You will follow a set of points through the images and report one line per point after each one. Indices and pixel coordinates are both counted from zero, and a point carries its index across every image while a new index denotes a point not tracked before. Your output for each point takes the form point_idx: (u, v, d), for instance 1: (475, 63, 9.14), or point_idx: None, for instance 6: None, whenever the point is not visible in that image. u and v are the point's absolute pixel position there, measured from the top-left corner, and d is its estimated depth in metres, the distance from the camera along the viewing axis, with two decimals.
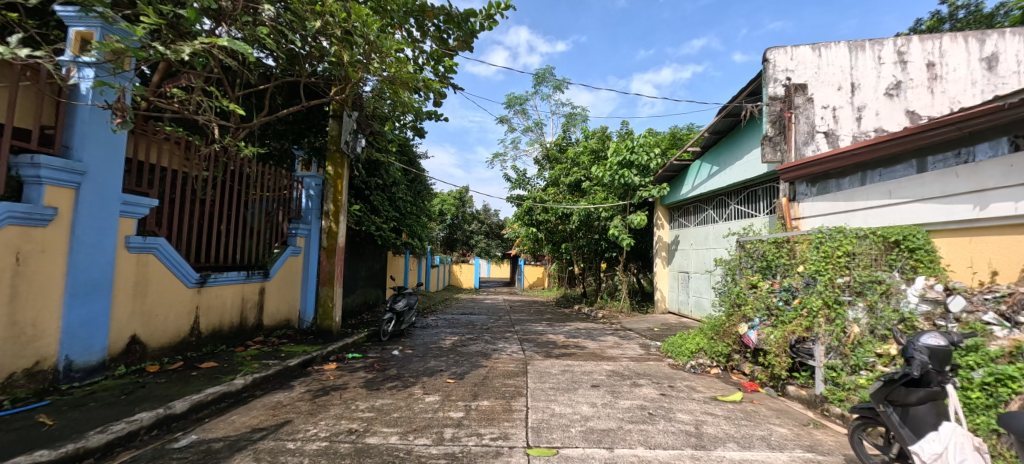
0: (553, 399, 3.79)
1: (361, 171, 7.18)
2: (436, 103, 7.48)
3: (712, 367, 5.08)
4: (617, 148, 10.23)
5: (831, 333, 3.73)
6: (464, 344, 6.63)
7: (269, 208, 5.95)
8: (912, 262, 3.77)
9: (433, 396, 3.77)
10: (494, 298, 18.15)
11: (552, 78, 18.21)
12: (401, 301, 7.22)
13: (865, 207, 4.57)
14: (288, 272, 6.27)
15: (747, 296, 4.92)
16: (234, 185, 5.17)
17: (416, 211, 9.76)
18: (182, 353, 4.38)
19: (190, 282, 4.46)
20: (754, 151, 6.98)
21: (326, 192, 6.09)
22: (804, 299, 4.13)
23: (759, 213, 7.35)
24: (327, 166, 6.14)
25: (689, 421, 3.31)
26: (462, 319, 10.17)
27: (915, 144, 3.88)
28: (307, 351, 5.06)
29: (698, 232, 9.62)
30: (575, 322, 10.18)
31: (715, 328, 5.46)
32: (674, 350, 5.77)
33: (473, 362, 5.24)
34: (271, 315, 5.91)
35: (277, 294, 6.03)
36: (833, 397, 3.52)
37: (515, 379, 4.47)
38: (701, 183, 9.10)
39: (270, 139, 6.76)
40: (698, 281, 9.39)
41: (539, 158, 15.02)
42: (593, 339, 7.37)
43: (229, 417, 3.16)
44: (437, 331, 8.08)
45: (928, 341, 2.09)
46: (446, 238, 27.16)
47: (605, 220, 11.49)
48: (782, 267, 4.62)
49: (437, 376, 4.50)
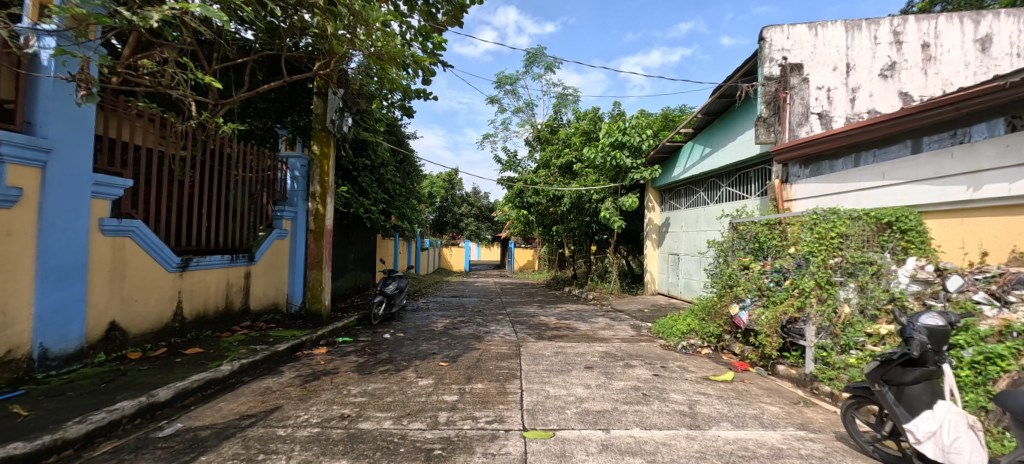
0: (548, 381, 3.78)
1: (349, 150, 6.92)
2: (425, 81, 7.27)
3: (702, 348, 5.11)
4: (608, 130, 10.13)
5: (822, 313, 3.75)
6: (456, 326, 6.60)
7: (252, 189, 5.74)
8: (903, 244, 3.80)
9: (426, 379, 3.72)
10: (484, 280, 18.17)
11: (544, 58, 17.88)
12: (392, 285, 7.14)
13: (858, 188, 4.57)
14: (274, 256, 6.10)
15: (739, 277, 5.00)
16: (215, 165, 4.97)
17: (405, 194, 9.57)
18: (165, 340, 4.26)
19: (171, 266, 4.31)
20: (747, 132, 6.94)
21: (312, 175, 5.78)
22: (796, 281, 4.15)
23: (751, 195, 7.39)
24: (312, 145, 5.83)
25: (683, 401, 3.32)
26: (452, 302, 10.12)
27: (912, 124, 3.85)
28: (296, 336, 4.97)
29: (689, 214, 9.64)
30: (566, 304, 10.22)
31: (706, 309, 5.49)
32: (665, 332, 5.82)
33: (466, 345, 5.21)
34: (258, 299, 5.77)
35: (263, 278, 5.87)
36: (823, 376, 3.58)
37: (508, 361, 4.44)
38: (693, 165, 9.08)
39: (252, 117, 6.58)
40: (688, 262, 9.47)
41: (530, 139, 14.83)
42: (585, 321, 7.41)
43: (216, 404, 3.07)
44: (428, 314, 8.03)
45: (928, 321, 2.09)
46: (436, 221, 26.99)
47: (597, 202, 11.46)
48: (778, 247, 4.68)
49: (430, 359, 4.45)
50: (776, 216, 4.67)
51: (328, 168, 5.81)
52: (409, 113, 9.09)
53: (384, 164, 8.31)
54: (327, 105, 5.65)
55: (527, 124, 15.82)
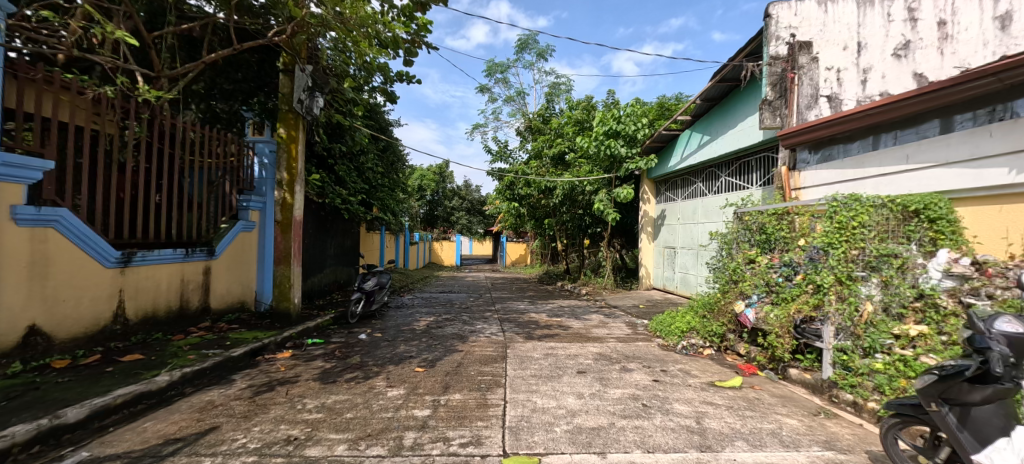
0: (535, 390, 3.34)
1: (324, 136, 6.38)
2: (406, 62, 6.76)
3: (704, 348, 4.71)
4: (602, 118, 9.68)
5: (842, 312, 3.35)
6: (439, 325, 6.14)
7: (213, 177, 5.22)
8: (931, 234, 3.39)
9: (397, 389, 3.26)
10: (475, 276, 17.71)
11: (536, 45, 17.34)
12: (371, 280, 6.64)
13: (877, 174, 4.17)
14: (239, 250, 5.59)
15: (744, 272, 4.61)
16: (165, 148, 4.45)
17: (389, 185, 9.05)
18: (103, 345, 3.76)
19: (110, 262, 3.79)
20: (751, 117, 6.53)
21: (278, 160, 5.21)
22: (810, 276, 3.75)
23: (752, 184, 7.03)
24: (278, 128, 5.24)
25: (689, 414, 2.91)
26: (439, 298, 9.64)
27: (942, 100, 3.45)
28: (258, 338, 4.48)
29: (686, 206, 9.25)
30: (558, 300, 9.79)
31: (708, 306, 5.09)
32: (663, 330, 5.43)
33: (447, 347, 4.76)
34: (220, 296, 5.26)
35: (225, 275, 5.35)
36: (844, 383, 3.19)
37: (492, 366, 4.00)
38: (691, 155, 8.69)
39: (216, 99, 6.21)
40: (685, 256, 9.09)
41: (521, 130, 14.33)
42: (578, 319, 6.99)
43: (140, 424, 2.59)
44: (412, 312, 7.55)
45: (1004, 328, 1.70)
46: (426, 215, 26.47)
47: (590, 194, 11.03)
48: (788, 239, 4.28)
49: (405, 364, 3.99)
50: (786, 205, 4.27)
51: (295, 153, 5.23)
52: (391, 98, 8.56)
53: (365, 152, 7.78)
54: (294, 83, 5.05)
55: (518, 113, 15.30)
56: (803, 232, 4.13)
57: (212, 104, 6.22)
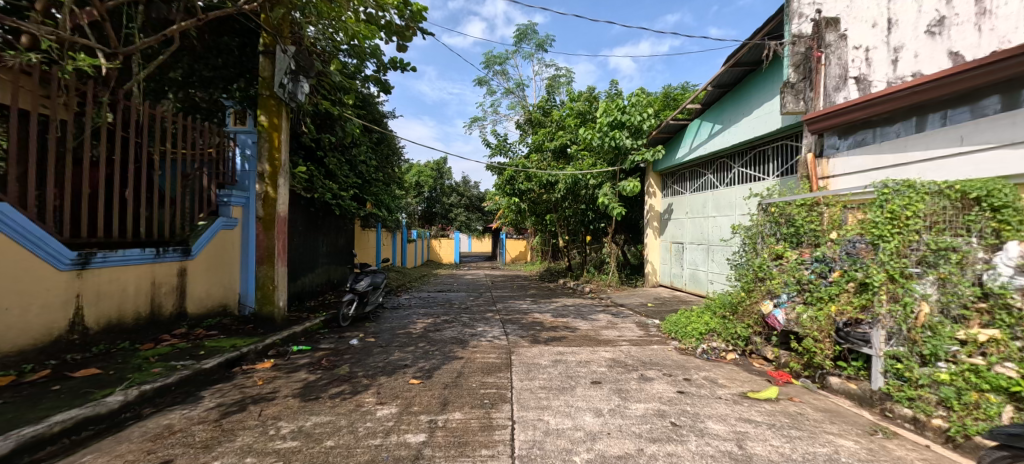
0: (546, 406, 2.92)
1: (312, 127, 5.95)
2: (400, 46, 6.33)
3: (728, 352, 4.30)
4: (607, 108, 9.25)
5: (894, 314, 2.95)
6: (437, 328, 5.72)
7: (188, 169, 4.78)
8: (994, 225, 2.83)
9: (388, 407, 2.83)
10: (474, 273, 17.29)
11: (535, 36, 16.87)
12: (364, 281, 6.19)
13: (922, 158, 3.73)
14: (220, 249, 5.16)
15: (770, 269, 4.22)
16: (130, 137, 4.01)
17: (383, 180, 8.61)
18: (56, 357, 3.35)
19: (63, 264, 3.37)
20: (771, 102, 6.12)
21: (260, 151, 4.75)
22: (850, 271, 3.43)
23: (769, 175, 6.66)
24: (259, 116, 4.78)
25: (728, 436, 2.49)
26: (437, 298, 9.22)
27: (1002, 73, 3.02)
28: (237, 347, 4.05)
29: (694, 199, 8.84)
30: (562, 299, 9.37)
31: (730, 306, 4.68)
32: (679, 332, 5.03)
33: (446, 353, 4.34)
34: (198, 300, 4.84)
35: (204, 276, 4.92)
36: (900, 395, 2.81)
37: (496, 376, 3.57)
38: (701, 145, 8.28)
39: (195, 87, 5.79)
40: (694, 252, 8.70)
41: (521, 123, 13.87)
42: (585, 319, 6.57)
43: (77, 459, 2.16)
44: (408, 313, 7.13)
45: None
46: (424, 212, 26.02)
47: (594, 188, 10.62)
48: (821, 232, 4.02)
49: (398, 374, 3.56)
50: (819, 194, 4.02)
51: (278, 143, 4.78)
52: (385, 88, 8.11)
53: (357, 145, 7.34)
54: (275, 67, 4.63)
55: (517, 106, 14.83)
56: (839, 224, 3.89)
57: (190, 92, 5.83)
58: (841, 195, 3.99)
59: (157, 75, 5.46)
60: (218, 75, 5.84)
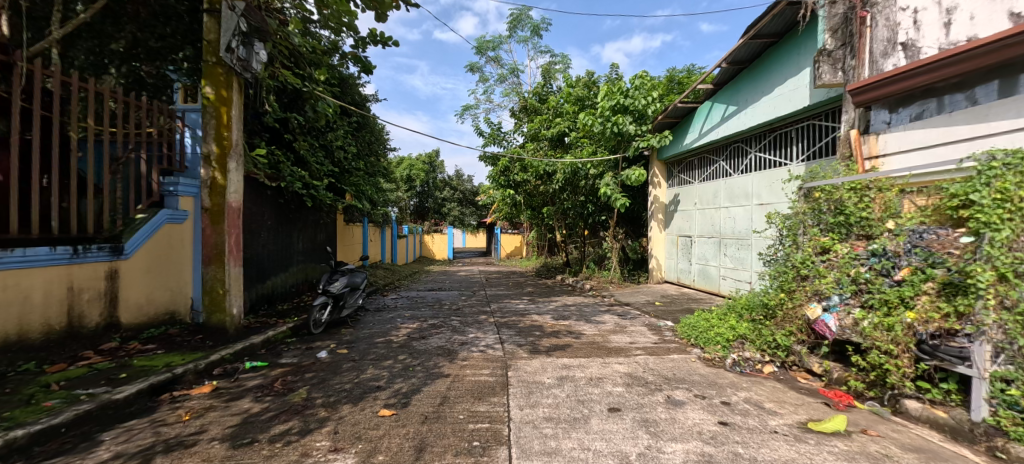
0: (557, 450, 2.21)
1: (276, 106, 5.21)
2: (379, 16, 5.55)
3: (764, 364, 3.63)
4: (608, 91, 8.48)
5: (1006, 326, 2.25)
6: (423, 335, 4.98)
7: (121, 152, 4.00)
8: None
9: (344, 458, 2.11)
10: (467, 270, 16.54)
11: (530, 20, 16.06)
12: (339, 281, 5.43)
13: (1009, 127, 3.04)
14: (164, 246, 4.39)
15: (816, 265, 3.59)
16: (33, 109, 3.23)
17: (364, 170, 7.84)
18: None
19: None
20: (803, 73, 5.42)
21: (204, 128, 3.96)
22: (923, 267, 2.91)
23: (792, 160, 6.01)
24: (203, 87, 3.98)
25: None
26: (426, 298, 8.46)
27: None
28: (172, 366, 3.32)
29: (704, 188, 8.17)
30: (561, 298, 8.67)
31: (764, 309, 4.02)
32: (700, 338, 4.36)
33: (430, 369, 3.61)
34: (136, 308, 4.10)
35: (142, 279, 4.16)
36: (1019, 432, 2.15)
37: (489, 403, 2.85)
38: (712, 129, 7.62)
39: (139, 60, 4.98)
40: (705, 246, 8.04)
41: (515, 110, 13.09)
42: (590, 322, 5.86)
43: None
44: (392, 316, 6.39)
45: None
46: (416, 207, 25.20)
47: (594, 178, 9.90)
48: (871, 222, 3.46)
49: (366, 402, 2.83)
50: (871, 174, 3.44)
51: (228, 120, 4.00)
52: (366, 67, 7.32)
53: (333, 129, 6.59)
54: (221, 26, 3.83)
55: (512, 93, 14.05)
56: (891, 210, 3.40)
57: (135, 66, 5.10)
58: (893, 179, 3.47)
59: (94, 46, 4.66)
60: (169, 48, 5.05)
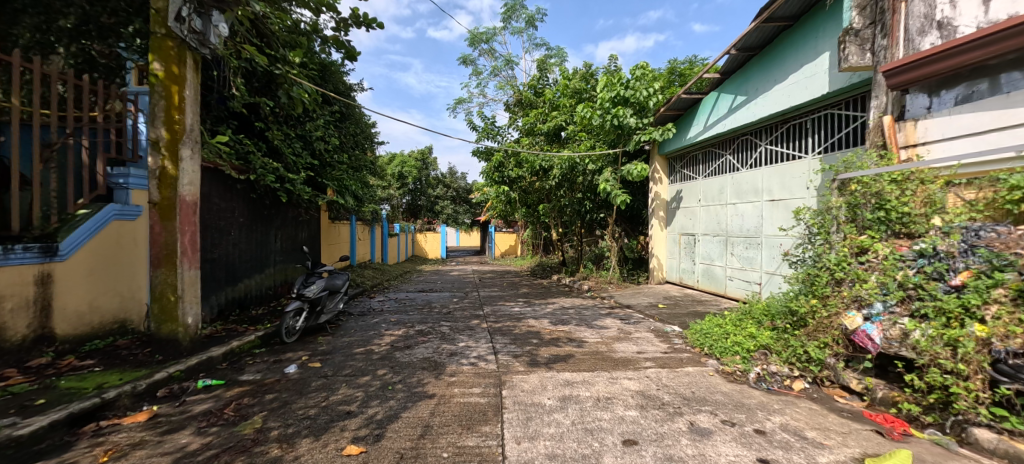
0: None
1: (245, 90, 4.72)
2: None
3: (794, 380, 3.18)
4: (608, 82, 7.99)
5: None
6: (408, 344, 4.48)
7: (55, 138, 3.47)
8: None
9: None
10: (461, 269, 16.03)
11: (524, 11, 15.56)
12: (315, 285, 4.92)
13: None
14: (112, 247, 3.86)
15: (853, 267, 3.17)
16: None
17: (348, 164, 7.32)
18: None
19: None
20: (822, 58, 5.00)
21: (152, 110, 3.44)
22: (988, 271, 2.54)
23: (807, 153, 5.59)
24: (150, 62, 3.45)
25: None
26: (415, 300, 7.95)
27: None
28: (105, 388, 2.81)
29: (708, 184, 7.74)
30: (559, 299, 8.21)
31: (796, 318, 3.58)
32: (715, 347, 3.91)
33: (412, 389, 3.11)
34: (75, 317, 3.57)
35: (85, 284, 3.63)
36: None
37: (480, 435, 2.37)
38: (718, 122, 7.17)
39: (88, 38, 4.41)
40: (710, 245, 7.62)
41: (510, 104, 12.60)
42: (591, 327, 5.40)
43: None
44: (377, 321, 5.88)
45: None
46: (408, 205, 24.62)
47: (593, 173, 9.45)
48: (914, 218, 3.07)
49: (330, 436, 2.34)
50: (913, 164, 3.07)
51: (180, 101, 3.49)
52: (349, 53, 6.79)
53: (311, 118, 6.07)
54: None
55: (506, 87, 13.54)
56: (936, 204, 3.04)
57: (85, 45, 4.43)
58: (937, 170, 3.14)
59: (41, 22, 4.06)
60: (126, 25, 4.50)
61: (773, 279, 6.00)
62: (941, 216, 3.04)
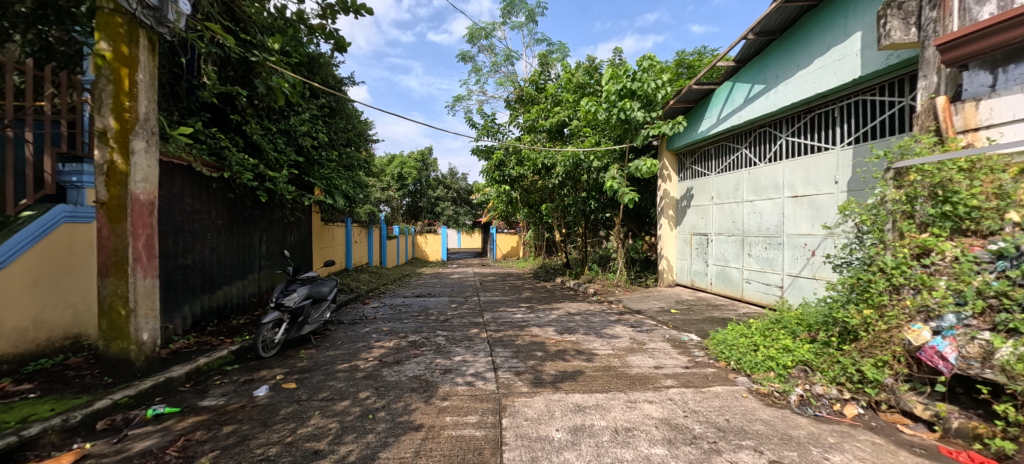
0: None
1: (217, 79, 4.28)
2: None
3: (845, 404, 2.72)
4: (614, 74, 7.51)
5: None
6: (398, 359, 4.02)
7: None
8: None
9: None
10: (462, 272, 15.55)
11: (523, 5, 15.13)
12: (296, 293, 4.46)
13: None
14: (61, 254, 3.40)
15: (915, 273, 2.69)
16: None
17: (338, 162, 6.88)
18: None
19: None
20: (854, 37, 4.52)
21: (98, 97, 3.01)
22: None
23: (835, 144, 5.10)
24: (96, 40, 3.02)
25: None
26: (411, 306, 7.48)
27: None
28: (26, 422, 2.35)
29: (722, 181, 7.25)
30: (564, 304, 7.73)
31: (846, 331, 3.09)
32: (745, 362, 3.44)
33: (397, 418, 2.65)
34: (14, 335, 3.12)
35: (25, 296, 3.17)
36: None
37: None
38: (733, 113, 6.68)
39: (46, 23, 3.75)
40: (724, 245, 7.15)
41: (511, 100, 12.13)
42: (601, 337, 4.92)
43: None
44: (367, 330, 5.41)
45: None
46: (408, 206, 24.20)
47: (598, 170, 8.95)
48: (985, 212, 2.58)
49: None
50: None
51: (131, 86, 3.06)
52: None
53: (295, 112, 5.63)
54: None
55: (507, 83, 13.08)
56: (1010, 196, 2.53)
57: (43, 31, 3.77)
58: (1008, 157, 2.65)
59: None
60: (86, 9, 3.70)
61: (798, 282, 5.53)
62: (1017, 210, 2.54)
